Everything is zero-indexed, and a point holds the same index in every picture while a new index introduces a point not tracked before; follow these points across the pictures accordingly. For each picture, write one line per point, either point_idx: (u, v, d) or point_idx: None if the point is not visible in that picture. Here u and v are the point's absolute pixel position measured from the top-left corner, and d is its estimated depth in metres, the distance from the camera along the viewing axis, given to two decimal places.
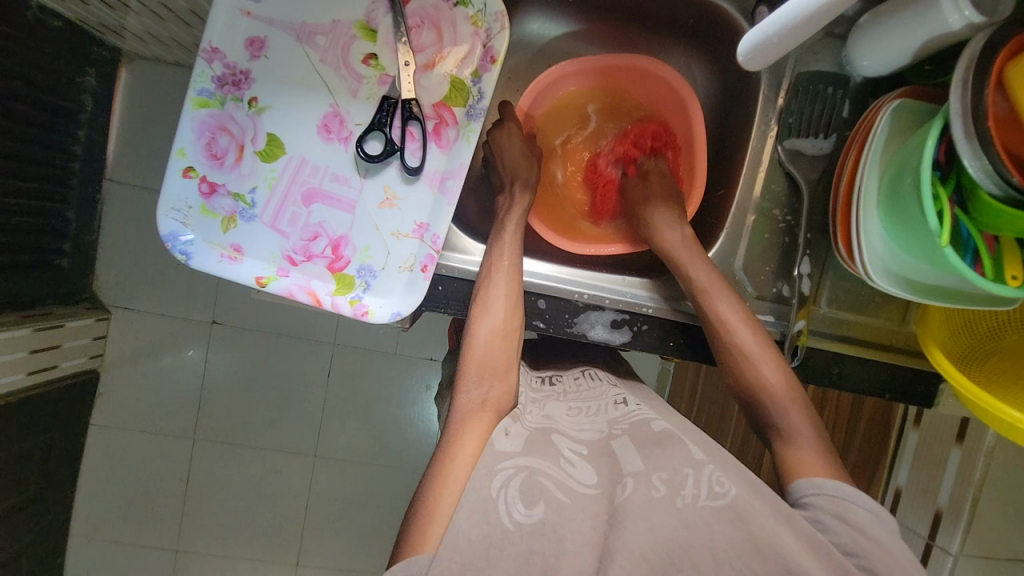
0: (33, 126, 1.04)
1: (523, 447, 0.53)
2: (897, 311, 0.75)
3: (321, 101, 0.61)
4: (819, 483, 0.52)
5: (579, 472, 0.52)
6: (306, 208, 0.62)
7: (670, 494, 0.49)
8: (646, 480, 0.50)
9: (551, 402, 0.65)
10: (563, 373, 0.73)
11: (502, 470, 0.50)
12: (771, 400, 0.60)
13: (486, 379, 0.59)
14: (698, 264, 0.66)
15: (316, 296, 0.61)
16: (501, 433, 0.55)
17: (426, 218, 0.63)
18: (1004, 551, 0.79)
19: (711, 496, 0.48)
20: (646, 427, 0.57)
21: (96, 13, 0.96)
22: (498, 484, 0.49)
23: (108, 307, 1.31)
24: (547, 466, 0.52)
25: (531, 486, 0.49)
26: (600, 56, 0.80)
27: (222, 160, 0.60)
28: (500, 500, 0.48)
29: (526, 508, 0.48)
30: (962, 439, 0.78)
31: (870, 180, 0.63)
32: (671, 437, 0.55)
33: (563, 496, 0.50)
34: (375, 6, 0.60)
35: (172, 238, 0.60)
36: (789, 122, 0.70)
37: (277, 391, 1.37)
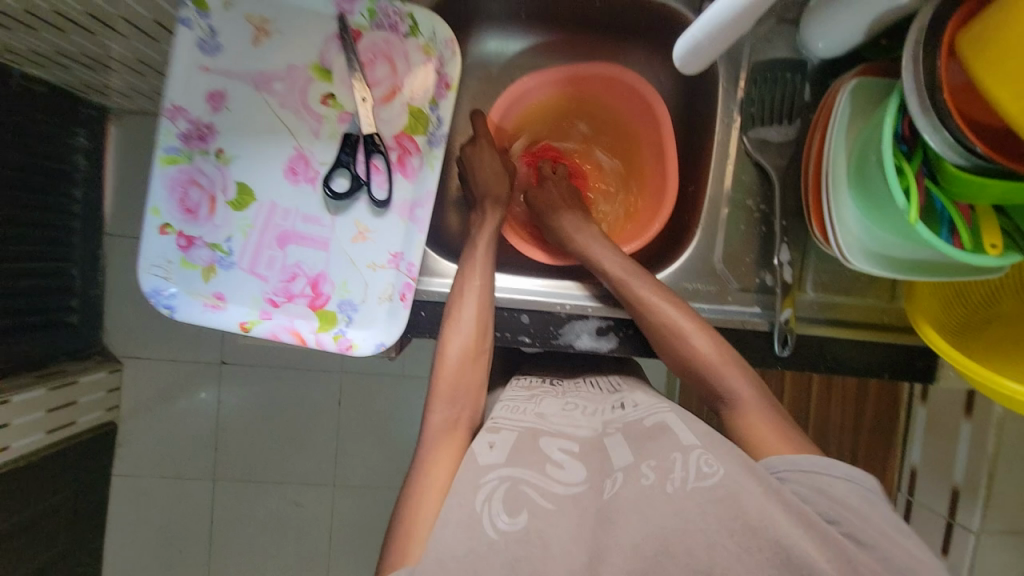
0: (29, 191, 1.07)
1: (507, 457, 0.53)
2: (886, 288, 0.74)
3: (285, 144, 0.62)
4: (787, 457, 0.53)
5: (564, 472, 0.53)
6: (282, 251, 0.63)
7: (659, 480, 0.49)
8: (636, 470, 0.51)
9: (547, 398, 0.65)
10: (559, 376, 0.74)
11: (486, 482, 0.51)
12: (709, 372, 0.62)
13: (458, 402, 0.61)
14: (638, 279, 0.67)
15: (300, 334, 0.62)
16: (486, 446, 0.55)
17: (398, 248, 0.64)
18: None
19: (699, 476, 0.48)
20: (638, 424, 0.58)
21: (79, 76, 0.99)
22: (483, 497, 0.50)
23: (119, 357, 1.33)
24: (531, 476, 0.52)
25: (515, 496, 0.50)
26: (573, 66, 0.79)
27: (196, 213, 0.62)
28: (484, 513, 0.49)
29: (509, 517, 0.48)
30: (970, 413, 0.77)
31: (838, 161, 0.63)
32: (666, 431, 0.54)
33: (547, 502, 0.50)
34: (328, 47, 0.62)
35: (155, 294, 0.61)
36: (751, 112, 0.70)
37: (290, 424, 1.38)
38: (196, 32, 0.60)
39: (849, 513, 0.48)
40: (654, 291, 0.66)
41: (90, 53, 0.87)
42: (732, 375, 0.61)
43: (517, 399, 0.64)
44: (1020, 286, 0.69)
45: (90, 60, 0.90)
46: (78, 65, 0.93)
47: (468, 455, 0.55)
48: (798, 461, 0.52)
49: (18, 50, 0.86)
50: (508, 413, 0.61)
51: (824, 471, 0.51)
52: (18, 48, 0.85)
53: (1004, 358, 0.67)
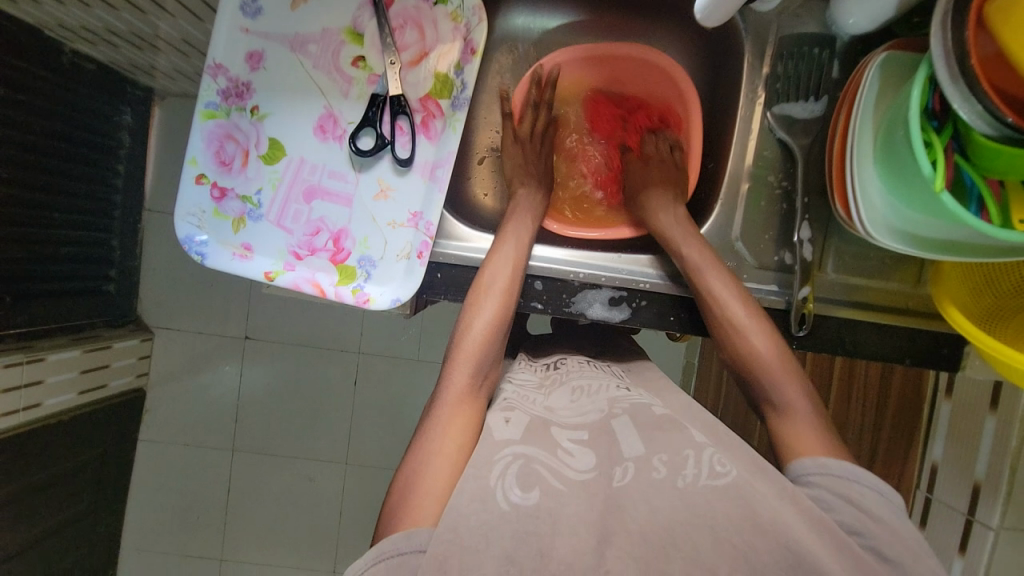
0: (75, 163, 1.14)
1: (522, 436, 0.54)
2: (911, 272, 0.72)
3: (316, 103, 0.65)
4: (818, 458, 0.53)
5: (575, 460, 0.52)
6: (307, 205, 0.66)
7: (671, 475, 0.49)
8: (647, 462, 0.50)
9: (557, 388, 0.65)
10: (569, 357, 0.73)
11: (500, 459, 0.51)
12: (766, 375, 0.60)
13: (484, 368, 0.61)
14: (713, 273, 0.64)
15: (320, 287, 0.65)
16: (500, 423, 0.56)
17: (419, 208, 0.66)
18: None
19: (712, 475, 0.48)
20: (647, 411, 0.58)
21: (126, 54, 1.05)
22: (496, 473, 0.49)
23: (151, 328, 1.40)
24: (544, 455, 0.51)
25: (528, 473, 0.49)
26: (603, 44, 0.81)
27: (230, 166, 0.65)
28: (498, 486, 0.48)
29: (523, 491, 0.48)
30: (995, 407, 0.74)
31: (864, 134, 0.62)
32: (677, 425, 0.54)
33: (559, 483, 0.49)
34: (360, 12, 0.65)
35: (189, 241, 0.65)
36: (777, 88, 0.70)
37: (307, 400, 1.42)
38: None
39: (875, 524, 0.47)
40: (725, 285, 0.64)
41: (139, 30, 0.92)
42: (782, 377, 0.60)
43: (525, 388, 0.65)
44: None
45: (140, 38, 0.96)
46: (128, 43, 0.98)
47: (484, 430, 0.56)
48: (831, 466, 0.52)
49: (69, 25, 0.92)
50: (519, 399, 0.62)
51: (853, 479, 0.50)
52: (68, 22, 0.90)
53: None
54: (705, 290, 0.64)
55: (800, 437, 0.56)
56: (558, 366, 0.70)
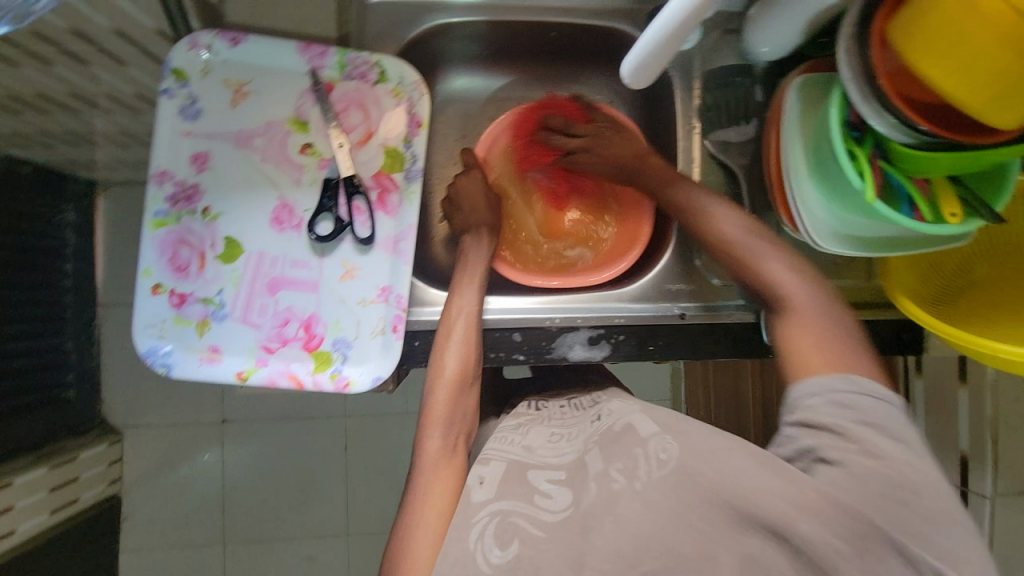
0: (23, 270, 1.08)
1: (496, 492, 0.54)
2: (862, 268, 0.75)
3: (268, 196, 0.64)
4: (791, 393, 0.52)
5: (552, 501, 0.53)
6: (273, 297, 0.64)
7: (628, 481, 0.51)
8: (606, 475, 0.52)
9: (535, 429, 0.64)
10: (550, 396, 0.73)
11: (477, 521, 0.52)
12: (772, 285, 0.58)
13: (453, 425, 0.62)
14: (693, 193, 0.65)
15: (297, 378, 0.64)
16: (476, 483, 0.56)
17: (387, 282, 0.66)
18: None
19: (659, 464, 0.51)
20: (609, 429, 0.58)
21: (63, 153, 1.02)
22: (475, 535, 0.51)
23: (119, 428, 1.31)
24: (518, 506, 0.53)
25: (505, 529, 0.51)
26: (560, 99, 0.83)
27: (186, 271, 0.64)
28: (477, 550, 0.50)
29: (501, 550, 0.50)
30: (965, 379, 0.78)
31: (796, 152, 0.66)
32: (627, 429, 0.56)
33: (539, 530, 0.51)
34: (302, 101, 0.65)
35: (152, 354, 0.63)
36: (710, 116, 0.74)
37: (297, 476, 1.36)
38: (177, 100, 0.64)
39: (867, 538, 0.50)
40: (707, 204, 0.63)
41: (74, 130, 0.90)
42: (801, 285, 0.57)
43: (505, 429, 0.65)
44: (987, 251, 0.73)
45: (75, 138, 0.93)
46: (63, 143, 0.95)
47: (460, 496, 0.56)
48: (804, 391, 0.51)
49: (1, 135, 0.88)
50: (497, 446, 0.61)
51: (816, 394, 0.50)
52: None
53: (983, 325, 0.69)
54: (691, 212, 0.64)
55: (805, 341, 0.54)
56: (540, 406, 0.71)
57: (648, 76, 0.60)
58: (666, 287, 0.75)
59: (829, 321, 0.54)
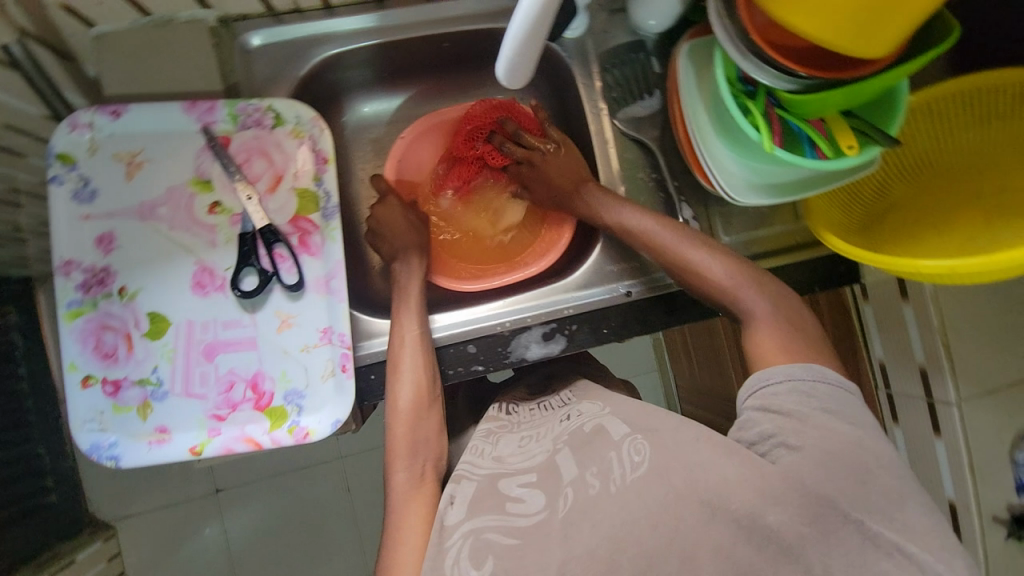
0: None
1: (468, 511, 0.56)
2: (788, 211, 0.78)
3: (184, 262, 0.63)
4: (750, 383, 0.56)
5: (526, 505, 0.55)
6: (211, 363, 0.62)
7: (603, 484, 0.53)
8: (582, 480, 0.54)
9: (505, 437, 0.67)
10: (518, 400, 0.75)
11: (452, 544, 0.53)
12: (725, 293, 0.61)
13: (419, 454, 0.62)
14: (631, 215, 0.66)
15: (254, 440, 0.62)
16: (449, 505, 0.58)
17: (326, 323, 0.64)
18: (1005, 379, 0.78)
19: (634, 466, 0.53)
20: (580, 432, 0.61)
21: None
22: (451, 560, 0.51)
23: (110, 521, 1.25)
24: (493, 519, 0.54)
25: (479, 547, 0.52)
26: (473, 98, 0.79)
27: (114, 356, 0.61)
28: (454, 574, 0.50)
29: (477, 568, 0.50)
30: (907, 296, 0.81)
31: (699, 116, 0.67)
32: (599, 432, 0.59)
33: (512, 539, 0.52)
34: (200, 160, 0.64)
35: (96, 449, 0.61)
36: (614, 96, 0.75)
37: (302, 532, 1.33)
38: (69, 186, 0.61)
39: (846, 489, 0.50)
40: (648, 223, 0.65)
41: None
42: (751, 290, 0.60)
43: (476, 442, 0.67)
44: (900, 169, 0.73)
45: None
46: None
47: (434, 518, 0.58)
48: (762, 382, 0.55)
49: None
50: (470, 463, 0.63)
51: (776, 383, 0.54)
52: None
53: (906, 249, 0.71)
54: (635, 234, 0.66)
55: (765, 341, 0.57)
56: (510, 410, 0.73)
57: (524, 72, 0.58)
58: (609, 270, 0.76)
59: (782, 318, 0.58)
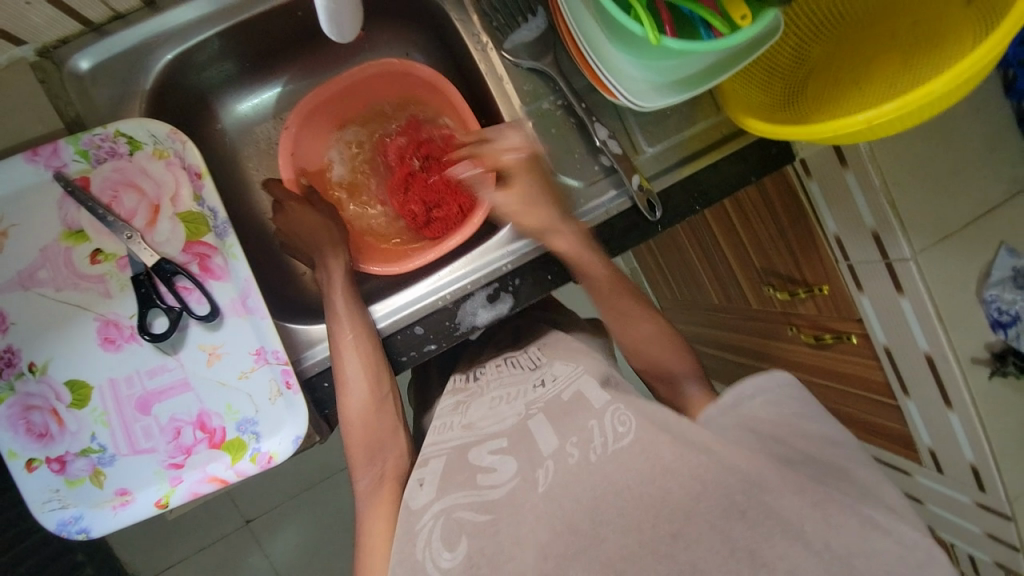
0: None
1: (437, 490, 0.54)
2: (709, 103, 0.73)
3: (85, 322, 0.58)
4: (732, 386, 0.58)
5: (498, 473, 0.51)
6: (150, 415, 0.60)
7: (583, 454, 0.50)
8: (562, 451, 0.50)
9: (473, 405, 0.64)
10: (488, 361, 0.74)
11: (422, 527, 0.51)
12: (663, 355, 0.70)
13: (377, 454, 0.64)
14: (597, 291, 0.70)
15: (220, 477, 0.61)
16: (416, 488, 0.56)
17: (256, 344, 0.61)
18: (956, 222, 0.77)
19: (618, 437, 0.50)
20: (557, 399, 0.58)
21: None
22: (422, 544, 0.50)
23: (154, 574, 1.27)
24: (464, 496, 0.51)
25: (450, 528, 0.49)
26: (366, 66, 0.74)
27: (49, 433, 0.58)
28: (426, 559, 0.49)
29: (450, 551, 0.48)
30: (845, 163, 0.77)
31: (586, 24, 0.61)
32: (579, 399, 0.56)
33: (484, 516, 0.49)
34: (65, 210, 0.58)
35: (63, 527, 0.59)
36: (496, 25, 0.69)
37: (335, 541, 1.35)
38: None
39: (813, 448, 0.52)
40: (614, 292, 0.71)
41: None
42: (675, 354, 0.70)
43: (444, 416, 0.65)
44: (814, 30, 0.69)
45: None
46: None
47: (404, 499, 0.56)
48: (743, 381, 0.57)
49: None
50: (438, 439, 0.61)
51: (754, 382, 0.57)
52: None
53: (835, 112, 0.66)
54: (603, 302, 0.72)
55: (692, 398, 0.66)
56: (477, 377, 0.71)
57: (353, 25, 0.51)
58: None
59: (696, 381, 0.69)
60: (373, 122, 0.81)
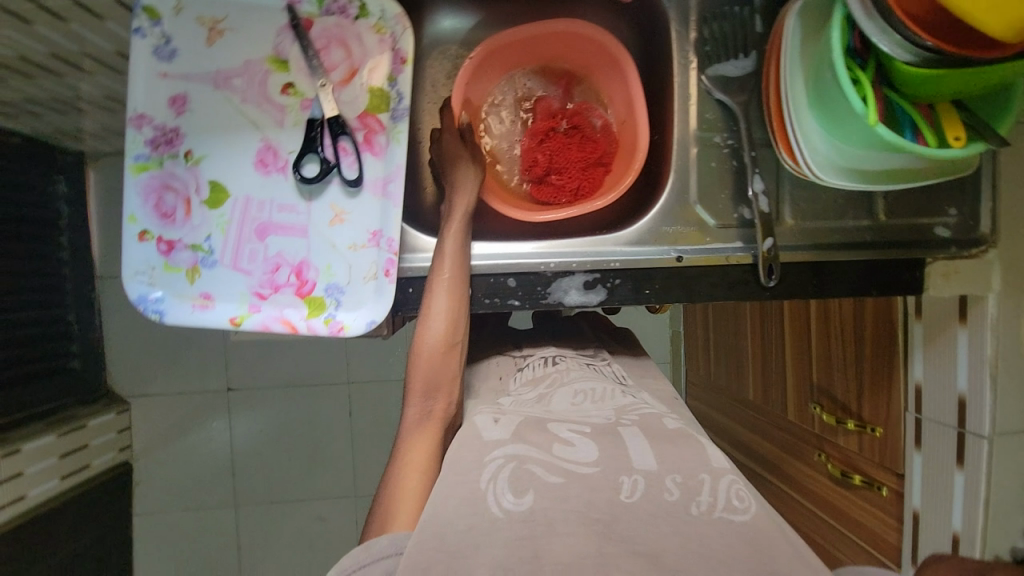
0: (22, 240, 1.09)
1: (513, 436, 0.57)
2: (864, 205, 0.74)
3: (251, 138, 0.63)
4: None
5: (577, 452, 0.55)
6: (262, 242, 0.64)
7: (684, 499, 0.50)
8: (661, 483, 0.52)
9: (557, 392, 0.68)
10: (567, 354, 0.78)
11: (492, 462, 0.53)
12: None
13: (432, 394, 0.64)
14: None
15: (291, 323, 0.64)
16: (492, 426, 0.60)
17: (377, 226, 0.65)
18: None
19: (732, 509, 0.49)
20: (657, 424, 0.61)
21: (49, 121, 0.99)
22: (488, 476, 0.52)
23: (126, 398, 1.34)
24: (536, 454, 0.55)
25: (520, 475, 0.52)
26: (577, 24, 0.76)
27: (173, 217, 0.63)
28: (489, 491, 0.50)
29: (515, 497, 0.50)
30: (965, 319, 0.76)
31: (795, 81, 0.63)
32: (685, 436, 0.59)
33: (556, 478, 0.52)
34: (280, 38, 0.63)
35: (143, 301, 0.63)
36: (707, 51, 0.71)
37: (303, 442, 1.39)
38: (150, 40, 0.61)
39: None
40: None
41: (57, 96, 0.87)
42: None
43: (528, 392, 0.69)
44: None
45: (59, 105, 0.91)
46: (49, 110, 0.93)
47: (475, 428, 0.60)
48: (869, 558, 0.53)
49: None
50: (520, 404, 0.65)
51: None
52: None
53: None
54: None
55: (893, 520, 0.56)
56: (557, 363, 0.75)
57: None
58: (666, 232, 0.72)
59: None
60: (550, 74, 0.84)
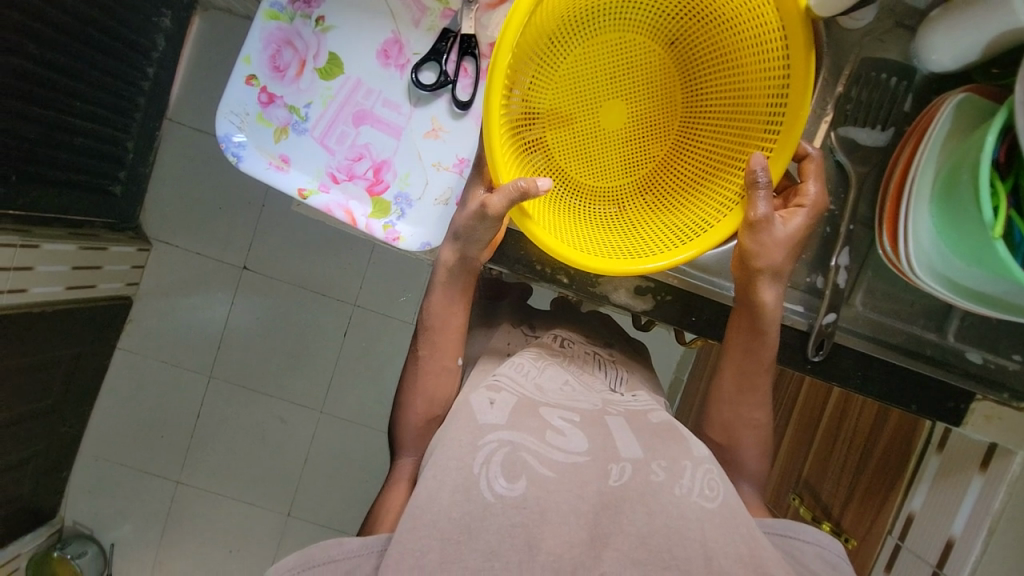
0: (99, 51, 1.04)
1: (507, 420, 0.55)
2: (937, 318, 0.71)
3: (383, 27, 0.63)
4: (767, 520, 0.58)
5: (568, 441, 0.55)
6: (355, 129, 0.64)
7: (669, 481, 0.53)
8: (646, 466, 0.54)
9: (554, 367, 0.64)
10: (575, 339, 0.71)
11: (485, 444, 0.52)
12: (734, 460, 0.66)
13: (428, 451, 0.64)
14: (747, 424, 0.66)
15: (353, 215, 0.63)
16: (486, 404, 0.56)
17: (467, 154, 0.64)
18: None
19: (705, 497, 0.52)
20: (645, 418, 0.61)
21: None
22: (481, 460, 0.51)
23: (150, 239, 1.36)
24: (530, 442, 0.53)
25: (513, 461, 0.51)
26: None
27: (284, 73, 0.63)
28: (482, 475, 0.50)
29: (507, 482, 0.50)
30: (984, 468, 0.74)
31: (926, 170, 0.60)
32: (678, 437, 0.57)
33: (548, 470, 0.52)
34: None
35: (226, 140, 0.62)
36: (847, 110, 0.69)
37: (292, 343, 1.40)
38: None
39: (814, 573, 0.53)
40: (755, 435, 0.66)
41: None
42: (747, 448, 0.66)
43: (523, 357, 0.64)
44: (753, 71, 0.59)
45: None
46: None
47: (468, 409, 0.56)
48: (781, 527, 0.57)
49: None
50: (511, 376, 0.60)
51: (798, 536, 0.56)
52: None
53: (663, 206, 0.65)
54: (737, 439, 0.66)
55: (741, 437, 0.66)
56: (564, 345, 0.68)
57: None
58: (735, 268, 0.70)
59: (762, 436, 0.66)
60: None
